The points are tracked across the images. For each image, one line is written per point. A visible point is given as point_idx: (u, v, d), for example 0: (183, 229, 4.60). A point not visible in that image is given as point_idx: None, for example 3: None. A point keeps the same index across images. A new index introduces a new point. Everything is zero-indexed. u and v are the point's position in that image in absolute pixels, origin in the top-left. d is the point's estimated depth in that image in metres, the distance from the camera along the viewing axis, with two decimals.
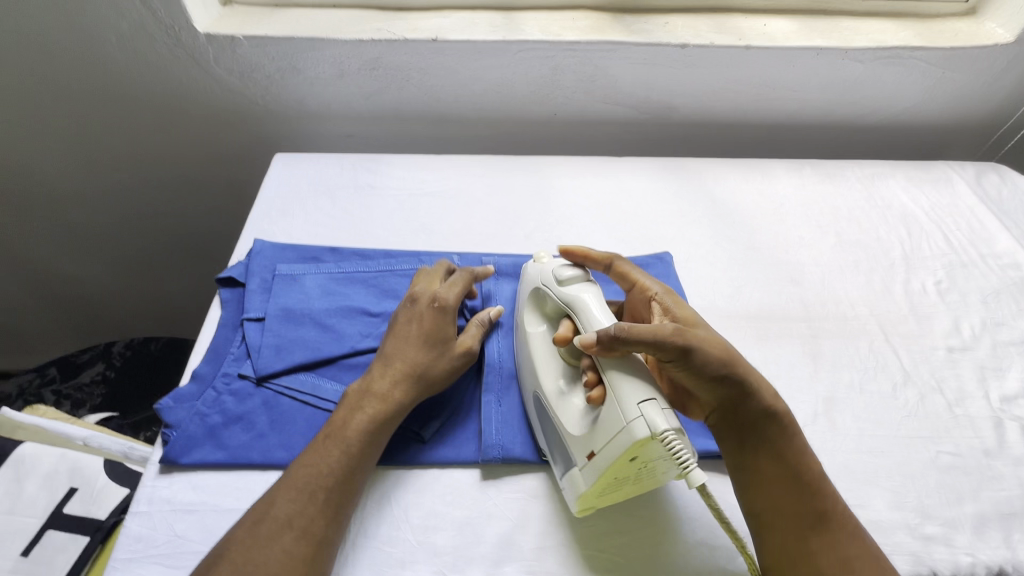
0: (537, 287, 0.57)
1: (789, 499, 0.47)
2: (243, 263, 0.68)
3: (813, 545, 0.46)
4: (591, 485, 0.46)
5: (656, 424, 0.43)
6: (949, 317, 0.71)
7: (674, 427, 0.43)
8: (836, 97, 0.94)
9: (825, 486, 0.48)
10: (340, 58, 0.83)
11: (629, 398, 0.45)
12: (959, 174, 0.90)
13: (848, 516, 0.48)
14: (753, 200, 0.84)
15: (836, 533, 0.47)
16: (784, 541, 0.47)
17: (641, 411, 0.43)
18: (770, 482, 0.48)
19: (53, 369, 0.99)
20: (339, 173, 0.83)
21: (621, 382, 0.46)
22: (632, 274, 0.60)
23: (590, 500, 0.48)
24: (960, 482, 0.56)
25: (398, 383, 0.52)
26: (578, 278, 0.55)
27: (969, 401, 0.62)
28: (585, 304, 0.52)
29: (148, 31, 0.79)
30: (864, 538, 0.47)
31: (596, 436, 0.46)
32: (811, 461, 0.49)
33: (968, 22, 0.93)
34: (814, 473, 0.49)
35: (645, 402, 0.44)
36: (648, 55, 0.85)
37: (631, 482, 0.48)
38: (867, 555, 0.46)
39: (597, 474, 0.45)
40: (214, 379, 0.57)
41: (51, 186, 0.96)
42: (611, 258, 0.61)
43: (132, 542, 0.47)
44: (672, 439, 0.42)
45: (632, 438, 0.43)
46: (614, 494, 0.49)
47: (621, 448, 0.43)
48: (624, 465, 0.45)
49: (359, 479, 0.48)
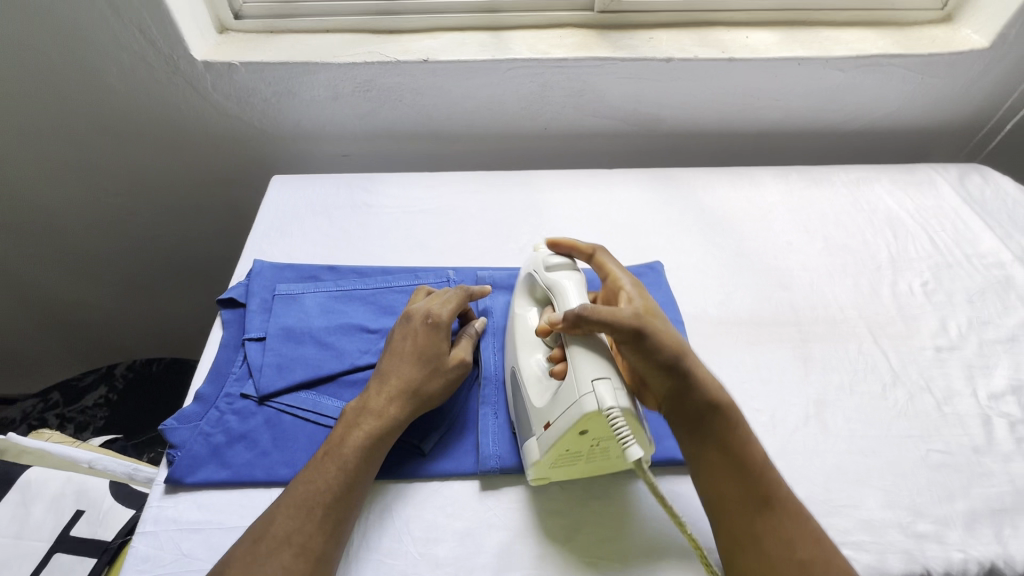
0: (527, 274, 0.61)
1: (736, 484, 0.49)
2: (243, 283, 0.69)
3: (760, 528, 0.47)
4: (543, 456, 0.50)
5: (604, 400, 0.46)
6: (936, 317, 0.72)
7: (622, 406, 0.46)
8: (819, 105, 0.96)
9: (770, 473, 0.50)
10: (334, 81, 0.85)
11: (585, 374, 0.48)
12: (942, 176, 0.92)
13: (794, 501, 0.49)
14: (742, 208, 0.86)
15: (780, 516, 0.47)
16: (734, 525, 0.47)
17: (593, 387, 0.47)
18: (717, 469, 0.50)
19: (56, 393, 1.00)
20: (336, 193, 0.84)
21: (581, 358, 0.49)
22: (609, 265, 0.62)
23: (544, 469, 0.51)
24: (951, 479, 0.57)
25: (394, 399, 0.53)
26: (564, 267, 0.59)
27: (957, 399, 0.64)
28: (565, 289, 0.56)
29: (147, 60, 0.81)
30: (810, 521, 0.48)
31: (552, 409, 0.49)
32: (757, 448, 0.51)
33: (945, 29, 0.95)
34: (760, 460, 0.50)
35: (599, 379, 0.47)
36: (634, 70, 0.87)
37: (586, 459, 0.51)
38: (812, 537, 0.47)
39: (549, 445, 0.49)
40: (217, 399, 0.58)
41: (53, 213, 0.98)
42: (594, 248, 0.63)
43: (139, 562, 0.48)
44: (617, 417, 0.45)
45: (581, 411, 0.46)
46: (570, 470, 0.52)
47: (571, 420, 0.47)
48: (574, 438, 0.48)
49: (357, 494, 0.49)
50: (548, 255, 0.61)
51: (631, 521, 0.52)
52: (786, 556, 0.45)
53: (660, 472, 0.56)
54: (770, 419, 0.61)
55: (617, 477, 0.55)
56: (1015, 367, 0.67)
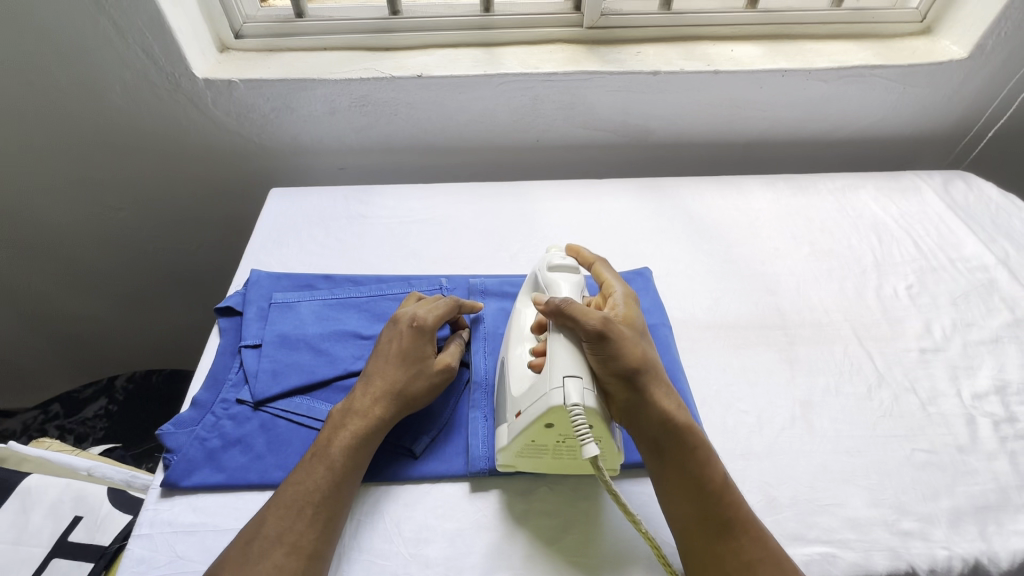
0: (532, 273, 0.63)
1: (696, 507, 0.50)
2: (240, 292, 0.71)
3: (719, 550, 0.48)
4: (511, 442, 0.51)
5: (569, 397, 0.47)
6: (921, 320, 0.73)
7: (586, 405, 0.47)
8: (803, 115, 0.99)
9: (730, 493, 0.50)
10: (332, 97, 0.87)
11: (558, 369, 0.49)
12: (926, 182, 0.94)
13: (754, 523, 0.50)
14: (730, 215, 0.88)
15: (741, 539, 0.48)
16: (694, 547, 0.49)
17: (563, 382, 0.48)
18: (679, 489, 0.50)
19: (56, 405, 1.01)
20: (332, 205, 0.87)
21: (561, 354, 0.50)
22: (607, 272, 0.64)
23: (510, 456, 0.53)
24: (936, 478, 0.58)
25: (379, 400, 0.54)
26: (566, 268, 0.61)
27: (941, 399, 0.65)
28: (561, 290, 0.58)
29: (150, 79, 0.84)
30: (771, 542, 0.49)
31: (525, 399, 0.51)
32: (719, 469, 0.51)
33: (924, 40, 0.98)
34: (720, 481, 0.51)
35: (570, 376, 0.48)
36: (622, 83, 0.90)
37: (552, 453, 0.52)
38: (773, 558, 0.48)
39: (517, 433, 0.51)
40: (213, 405, 0.59)
41: (56, 227, 1.00)
42: (596, 258, 0.66)
43: (135, 563, 0.49)
44: (578, 416, 0.46)
45: (547, 404, 0.48)
46: (536, 462, 0.53)
47: (538, 411, 0.48)
48: (541, 429, 0.49)
49: (345, 492, 0.50)
50: (555, 256, 0.62)
51: (616, 521, 0.53)
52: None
53: (646, 473, 0.58)
54: (756, 420, 0.62)
55: (604, 479, 0.56)
56: (999, 367, 0.68)
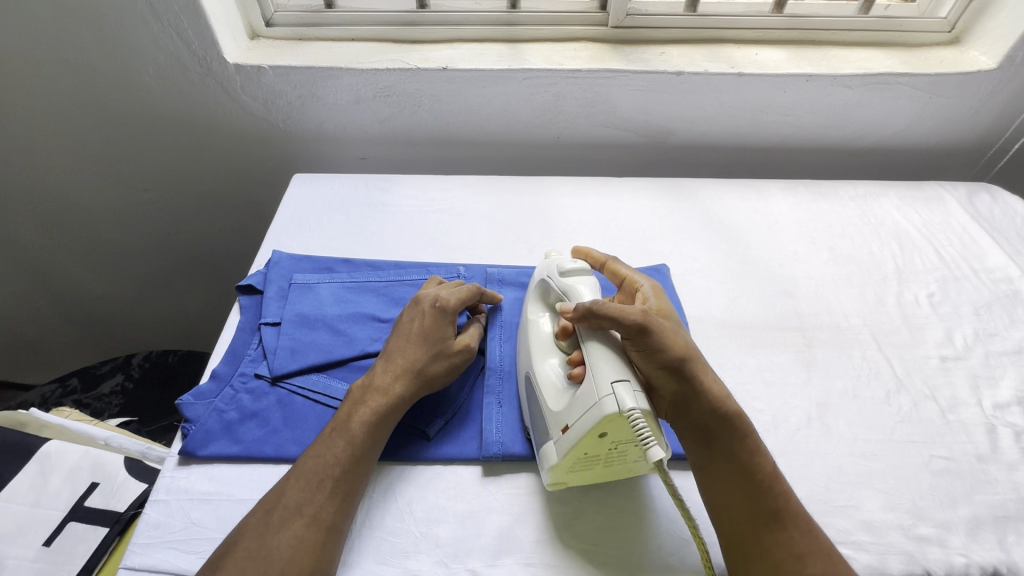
0: (541, 279, 0.63)
1: (746, 498, 0.50)
2: (261, 272, 0.72)
3: (769, 541, 0.48)
4: (562, 459, 0.50)
5: (624, 402, 0.46)
6: (942, 328, 0.72)
7: (642, 407, 0.46)
8: (826, 122, 0.98)
9: (779, 484, 0.50)
10: (357, 86, 0.89)
11: (605, 377, 0.48)
12: (950, 193, 0.93)
13: (804, 515, 0.49)
14: (748, 217, 0.88)
15: (790, 530, 0.48)
16: (744, 539, 0.49)
17: (613, 390, 0.47)
18: (726, 480, 0.51)
19: (74, 379, 1.02)
20: (352, 192, 0.88)
21: (601, 361, 0.50)
22: (623, 269, 0.64)
23: (562, 474, 0.51)
24: (954, 485, 0.57)
25: (399, 377, 0.54)
26: (579, 272, 0.61)
27: (961, 408, 0.64)
28: (580, 294, 0.58)
29: (182, 62, 0.85)
30: (820, 534, 0.49)
31: (571, 411, 0.50)
32: (767, 460, 0.51)
33: (952, 51, 0.97)
34: (768, 471, 0.51)
35: (618, 381, 0.47)
36: (645, 82, 0.90)
37: (604, 464, 0.51)
38: (823, 552, 0.47)
39: (569, 448, 0.49)
40: (232, 378, 0.60)
41: (85, 204, 1.02)
42: (607, 257, 0.66)
43: (150, 528, 0.50)
44: (638, 418, 0.45)
45: (602, 412, 0.46)
46: (587, 474, 0.52)
47: (591, 424, 0.47)
48: (594, 441, 0.48)
49: (364, 466, 0.50)
50: (564, 261, 0.62)
51: (628, 511, 0.53)
52: (796, 570, 0.47)
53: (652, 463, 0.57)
54: (771, 419, 0.61)
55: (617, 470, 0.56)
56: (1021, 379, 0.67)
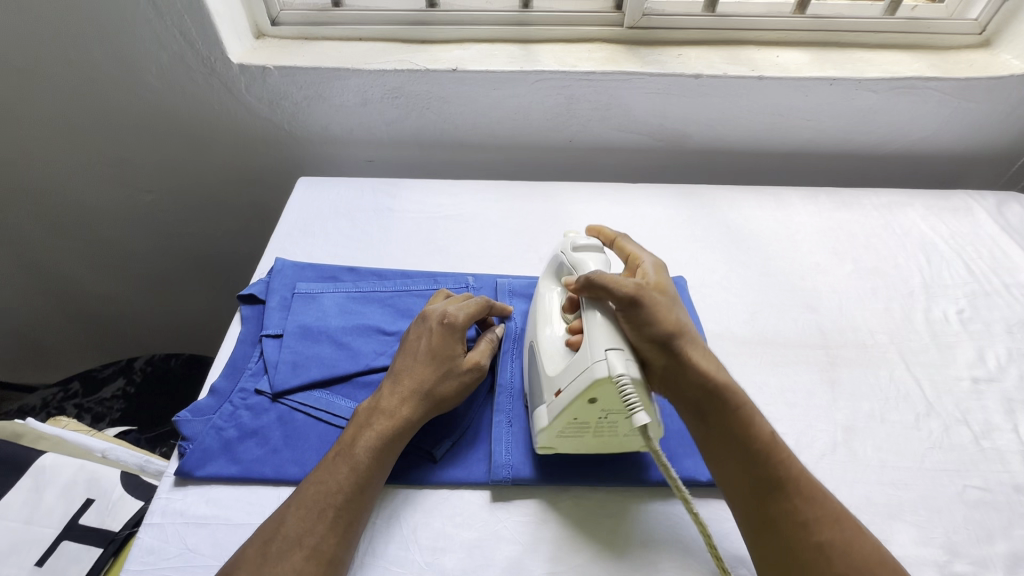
0: (555, 255, 0.61)
1: (746, 470, 0.48)
2: (264, 280, 0.69)
3: (774, 511, 0.46)
4: (551, 422, 0.49)
5: (615, 367, 0.45)
6: (973, 347, 0.69)
7: (633, 376, 0.45)
8: (849, 127, 0.95)
9: (782, 452, 0.48)
10: (364, 87, 0.86)
11: (599, 342, 0.47)
12: (979, 204, 0.89)
13: (809, 482, 0.47)
14: (768, 226, 0.84)
15: (793, 499, 0.46)
16: (749, 510, 0.47)
17: (605, 355, 0.46)
18: (727, 451, 0.49)
19: (75, 383, 1.01)
20: (358, 197, 0.85)
21: (596, 328, 0.49)
22: (631, 246, 0.61)
23: (551, 438, 0.50)
24: (990, 518, 0.54)
25: (406, 400, 0.52)
26: (592, 249, 0.58)
27: (996, 434, 0.60)
28: (589, 269, 0.55)
29: (186, 62, 0.83)
30: (830, 501, 0.47)
31: (564, 375, 0.49)
32: (764, 428, 0.49)
33: (983, 54, 0.93)
34: (766, 439, 0.48)
35: (611, 348, 0.46)
36: (662, 85, 0.87)
37: (594, 432, 0.50)
38: (831, 517, 0.46)
39: (557, 411, 0.48)
40: (231, 394, 0.58)
41: (87, 205, 1.00)
42: (619, 233, 0.63)
43: (144, 554, 0.48)
44: (626, 386, 0.44)
45: (592, 376, 0.46)
46: (577, 441, 0.51)
47: (580, 387, 0.46)
48: (584, 406, 0.47)
49: (369, 495, 0.48)
50: (579, 237, 0.60)
51: (646, 543, 0.50)
52: (805, 538, 0.45)
53: (669, 490, 0.54)
54: (794, 443, 0.58)
55: (633, 496, 0.53)
56: None
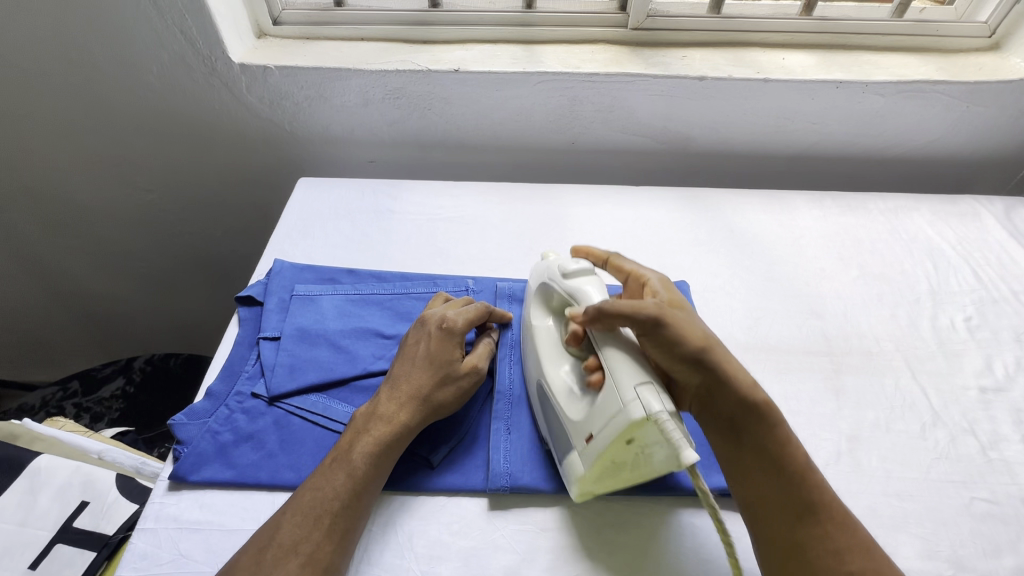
0: (545, 282, 0.59)
1: (778, 494, 0.46)
2: (262, 282, 0.69)
3: (803, 535, 0.44)
4: (589, 469, 0.47)
5: (650, 406, 0.43)
6: (981, 355, 0.68)
7: (670, 409, 0.43)
8: (855, 130, 0.94)
9: (815, 478, 0.47)
10: (366, 87, 0.85)
11: (625, 381, 0.45)
12: (987, 209, 0.88)
13: (840, 509, 0.46)
14: (772, 230, 0.83)
15: (826, 526, 0.45)
16: (776, 533, 0.45)
17: (636, 394, 0.44)
18: (758, 474, 0.47)
19: (75, 382, 1.00)
20: (359, 198, 0.85)
21: (618, 364, 0.46)
22: (628, 265, 0.61)
23: (591, 482, 0.49)
24: (998, 532, 0.53)
25: (404, 405, 0.51)
26: (585, 272, 0.56)
27: (1004, 445, 0.59)
28: (588, 294, 0.53)
29: (186, 61, 0.82)
30: (860, 530, 0.46)
31: (594, 419, 0.47)
32: (799, 453, 0.47)
33: (992, 57, 0.92)
34: (801, 463, 0.47)
35: (641, 384, 0.44)
36: (666, 87, 0.86)
37: (631, 468, 0.48)
38: (862, 546, 0.44)
39: (595, 457, 0.46)
40: (227, 397, 0.58)
41: (87, 203, 1.00)
42: (608, 253, 0.62)
43: (136, 559, 0.47)
44: (666, 421, 0.42)
45: (627, 419, 0.43)
46: (615, 480, 0.49)
47: (617, 432, 0.44)
48: (622, 447, 0.45)
49: (365, 501, 0.47)
50: (566, 262, 0.58)
51: (644, 554, 0.49)
52: (833, 566, 0.43)
53: (671, 499, 0.53)
54: None
55: (633, 506, 0.52)
56: None
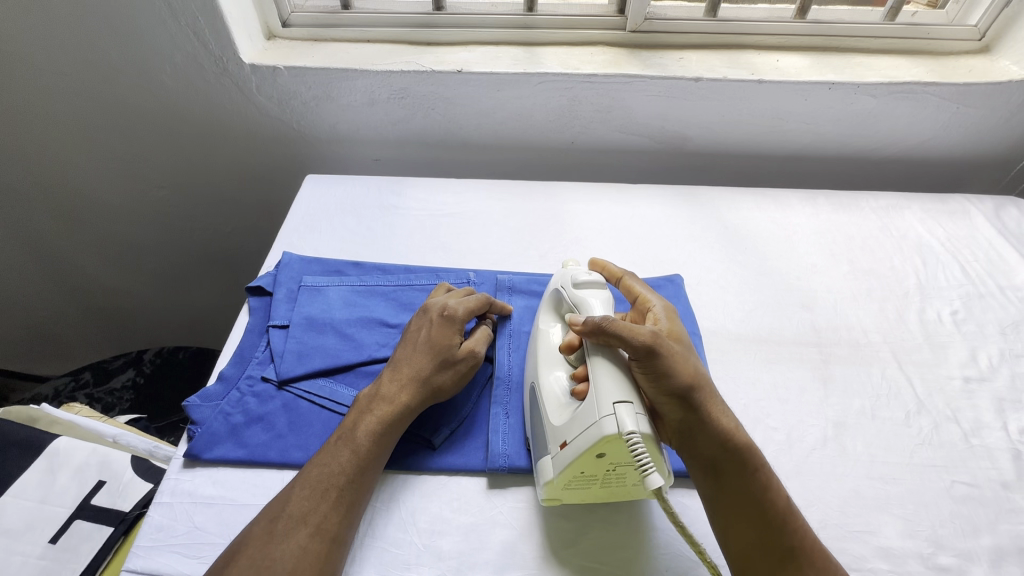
0: (554, 289, 0.61)
1: (758, 534, 0.47)
2: (271, 273, 0.71)
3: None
4: (558, 475, 0.48)
5: (625, 424, 0.44)
6: (966, 347, 0.70)
7: (643, 431, 0.45)
8: (848, 131, 0.96)
9: (796, 520, 0.48)
10: (372, 88, 0.88)
11: (606, 396, 0.46)
12: (977, 207, 0.90)
13: (819, 552, 0.47)
14: (765, 227, 0.86)
15: (806, 568, 0.46)
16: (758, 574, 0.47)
17: (614, 410, 0.45)
18: (739, 514, 0.48)
19: (86, 373, 1.03)
20: (365, 194, 0.87)
21: (603, 378, 0.48)
22: (637, 286, 0.62)
23: (557, 489, 0.49)
24: (977, 513, 0.55)
25: (405, 386, 0.54)
26: (594, 284, 0.58)
27: (986, 432, 0.61)
28: (592, 308, 0.55)
29: (198, 60, 0.85)
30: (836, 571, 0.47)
31: (570, 428, 0.48)
32: (781, 496, 0.49)
33: (981, 59, 0.94)
34: (782, 506, 0.48)
35: (620, 402, 0.45)
36: (662, 88, 0.88)
37: (602, 482, 0.49)
38: None
39: (565, 464, 0.47)
40: (238, 381, 0.60)
41: (100, 199, 1.03)
42: (625, 271, 0.64)
43: (154, 531, 0.50)
44: (637, 442, 0.44)
45: (601, 433, 0.45)
46: (584, 493, 0.50)
47: (589, 443, 0.45)
48: (592, 460, 0.46)
49: (368, 477, 0.50)
50: (579, 272, 0.60)
51: (633, 530, 0.52)
52: None
53: None
54: (785, 438, 0.60)
55: None
56: None
